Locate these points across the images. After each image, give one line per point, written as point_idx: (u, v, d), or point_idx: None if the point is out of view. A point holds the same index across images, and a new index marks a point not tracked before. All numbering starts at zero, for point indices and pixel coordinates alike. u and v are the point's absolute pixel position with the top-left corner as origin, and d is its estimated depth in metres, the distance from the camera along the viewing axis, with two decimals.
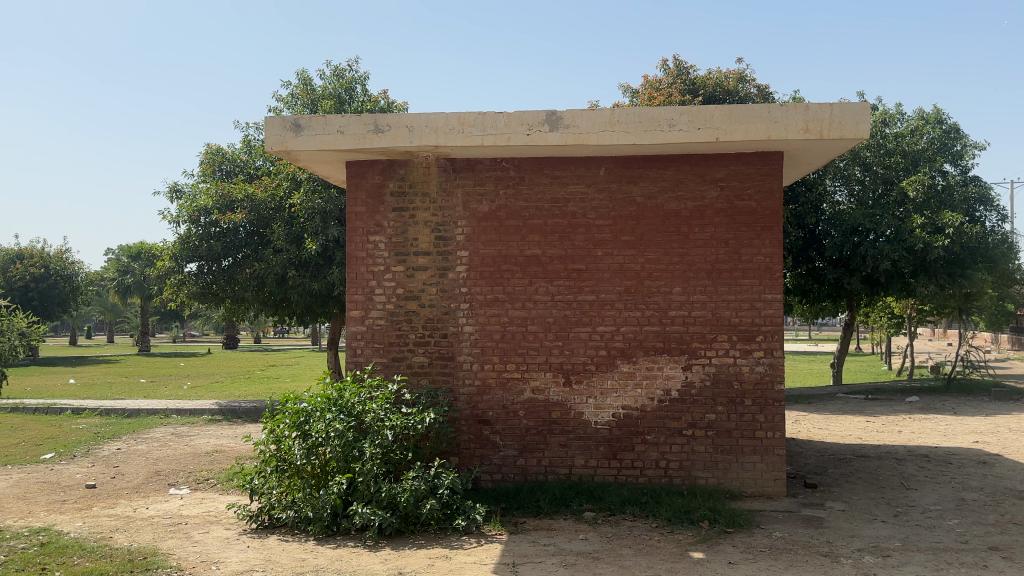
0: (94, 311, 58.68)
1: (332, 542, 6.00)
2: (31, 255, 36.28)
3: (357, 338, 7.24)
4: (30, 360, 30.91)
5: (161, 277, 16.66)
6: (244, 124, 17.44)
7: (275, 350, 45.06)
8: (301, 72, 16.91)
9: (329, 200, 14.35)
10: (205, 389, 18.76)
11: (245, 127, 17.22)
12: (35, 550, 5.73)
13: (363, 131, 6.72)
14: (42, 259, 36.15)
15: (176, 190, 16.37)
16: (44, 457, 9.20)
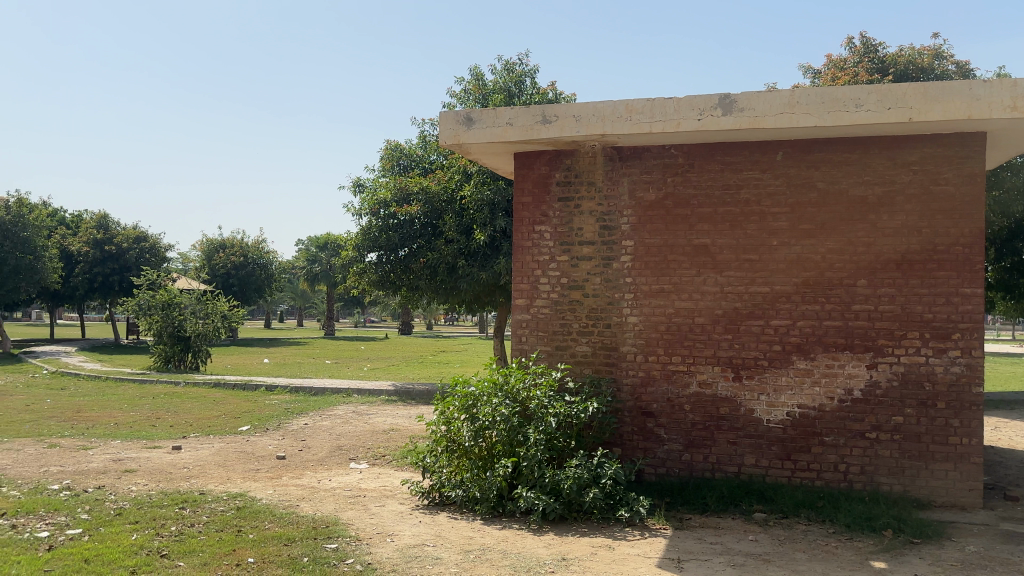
0: (286, 298, 63.67)
1: (498, 523, 6.15)
2: (232, 245, 39.96)
3: (522, 326, 7.38)
4: (230, 340, 34.13)
5: (345, 266, 17.84)
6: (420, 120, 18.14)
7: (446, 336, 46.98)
8: (473, 67, 17.38)
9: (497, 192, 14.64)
10: (383, 371, 19.88)
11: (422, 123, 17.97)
12: (233, 513, 6.32)
13: (531, 122, 6.82)
14: (240, 249, 39.66)
15: (358, 185, 17.39)
16: (242, 429, 10.09)
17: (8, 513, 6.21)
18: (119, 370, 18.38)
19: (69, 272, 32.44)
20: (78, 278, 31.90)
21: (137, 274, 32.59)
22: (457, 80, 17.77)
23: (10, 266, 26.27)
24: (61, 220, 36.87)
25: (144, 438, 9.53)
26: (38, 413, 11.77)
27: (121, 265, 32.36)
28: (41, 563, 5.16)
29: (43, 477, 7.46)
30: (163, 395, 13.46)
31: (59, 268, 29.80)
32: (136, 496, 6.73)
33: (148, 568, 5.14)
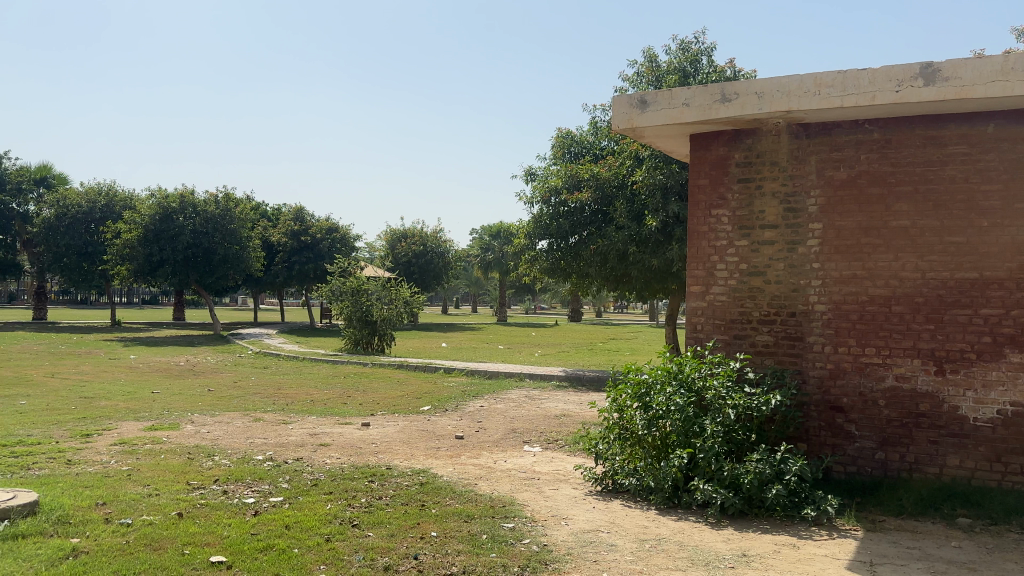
0: (461, 285, 66.13)
1: (674, 514, 6.03)
2: (413, 234, 42.07)
3: (698, 314, 7.18)
4: (411, 325, 35.98)
5: (517, 253, 18.25)
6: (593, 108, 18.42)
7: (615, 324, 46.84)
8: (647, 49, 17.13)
9: (671, 176, 14.20)
10: (553, 357, 20.15)
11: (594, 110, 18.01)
12: (416, 488, 6.64)
13: (709, 102, 6.60)
14: (420, 238, 41.58)
15: (530, 173, 17.69)
16: (424, 409, 10.60)
17: (221, 479, 6.89)
18: (315, 351, 19.88)
19: (270, 261, 35.50)
20: (278, 266, 34.86)
21: (329, 261, 34.91)
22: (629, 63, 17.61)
23: (220, 256, 29.30)
24: (263, 213, 40.40)
25: (336, 415, 10.25)
26: (246, 389, 13.00)
27: (314, 253, 34.92)
28: (248, 526, 5.68)
29: (250, 448, 8.21)
30: (352, 375, 14.43)
31: (262, 257, 32.69)
32: (330, 468, 7.23)
33: (341, 536, 5.51)
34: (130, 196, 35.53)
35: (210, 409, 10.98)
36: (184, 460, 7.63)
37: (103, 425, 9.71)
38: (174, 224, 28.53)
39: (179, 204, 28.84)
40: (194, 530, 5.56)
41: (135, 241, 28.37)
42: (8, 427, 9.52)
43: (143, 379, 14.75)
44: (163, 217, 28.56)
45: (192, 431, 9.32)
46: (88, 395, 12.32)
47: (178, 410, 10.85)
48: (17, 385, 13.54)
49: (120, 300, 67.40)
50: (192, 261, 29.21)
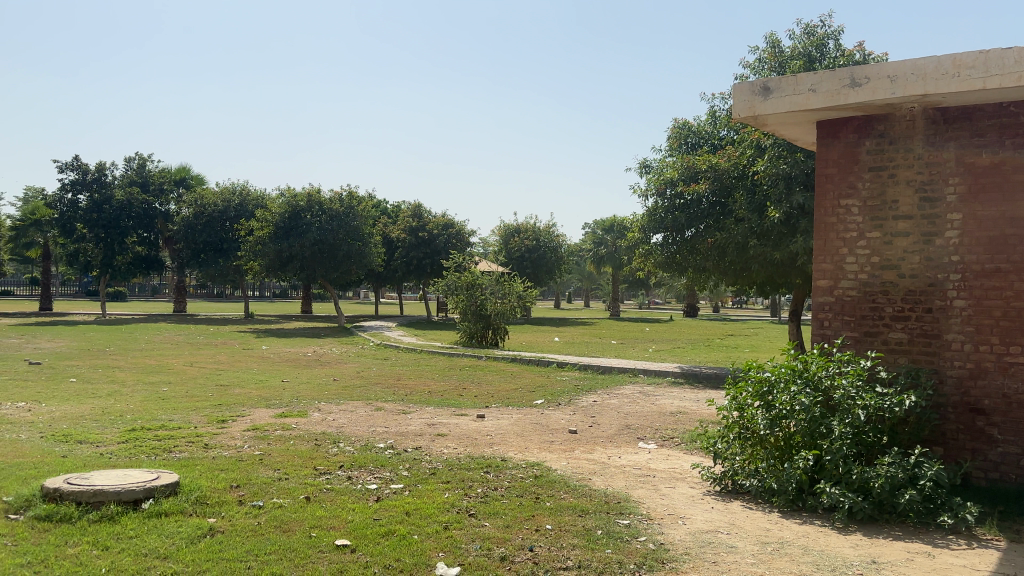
0: (574, 280, 66.10)
1: (798, 517, 5.79)
2: (526, 229, 42.39)
3: (824, 310, 6.87)
4: (524, 319, 36.29)
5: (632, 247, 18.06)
6: (711, 97, 17.98)
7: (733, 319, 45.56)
8: (769, 35, 16.53)
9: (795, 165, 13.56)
10: (668, 352, 19.83)
11: (712, 99, 17.59)
12: (531, 481, 6.67)
13: (837, 87, 6.28)
14: (534, 233, 41.86)
15: (645, 165, 17.47)
16: (537, 403, 10.66)
17: (345, 466, 7.16)
18: (431, 344, 20.45)
19: (389, 256, 36.72)
20: (397, 261, 36.03)
21: (445, 257, 35.77)
22: (751, 50, 17.05)
23: (344, 252, 30.33)
24: (383, 210, 41.86)
25: (452, 406, 10.47)
26: (367, 379, 13.49)
27: (432, 249, 35.75)
28: (370, 512, 5.87)
29: (372, 436, 8.50)
30: (467, 367, 14.71)
31: (382, 253, 33.82)
32: (447, 458, 7.38)
33: (459, 525, 5.60)
34: (261, 195, 37.54)
35: (335, 398, 11.45)
36: (311, 447, 7.98)
37: (237, 411, 10.30)
38: (302, 222, 30.01)
39: (306, 202, 30.39)
40: (320, 514, 5.80)
41: (265, 238, 30.36)
42: (154, 412, 10.25)
43: (272, 368, 15.56)
44: (292, 214, 30.22)
45: (317, 418, 9.74)
46: (224, 383, 13.12)
47: (305, 398, 11.37)
48: (162, 372, 14.59)
49: (253, 293, 71.46)
50: (318, 256, 30.30)
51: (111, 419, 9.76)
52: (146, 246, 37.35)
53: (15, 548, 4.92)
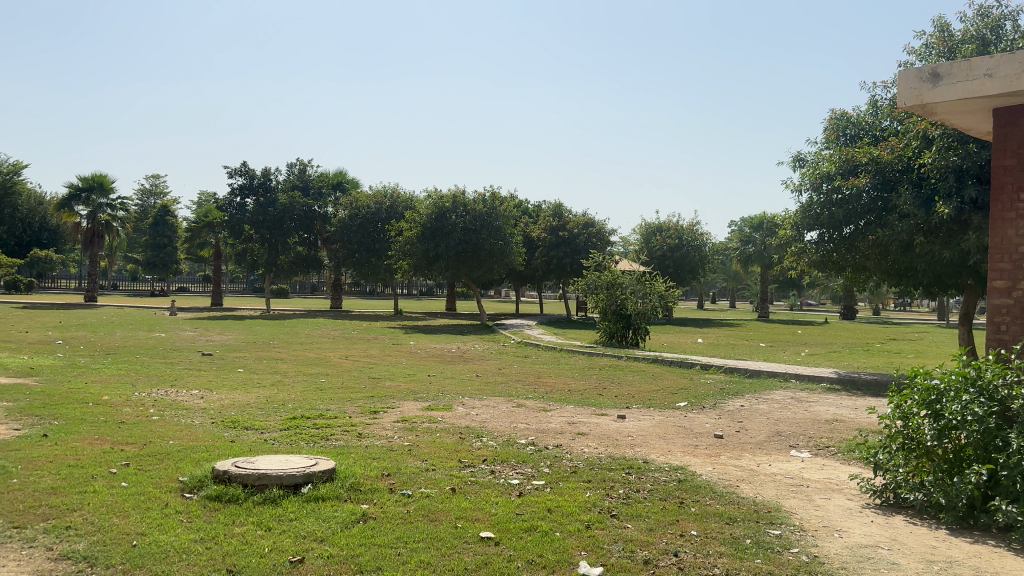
0: (719, 279, 64.33)
1: (969, 536, 5.40)
2: (669, 228, 41.72)
3: (1002, 313, 6.32)
4: (666, 319, 35.66)
5: (783, 245, 17.43)
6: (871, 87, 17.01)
7: (894, 322, 42.73)
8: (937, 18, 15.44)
9: (967, 156, 12.55)
10: (821, 357, 18.90)
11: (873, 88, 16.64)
12: (675, 485, 6.55)
13: (1019, 70, 5.76)
14: (677, 232, 41.15)
15: (799, 159, 16.73)
16: (681, 405, 10.47)
17: (488, 460, 7.33)
18: (571, 343, 20.55)
19: (530, 255, 37.25)
20: (538, 260, 36.52)
21: (586, 256, 35.74)
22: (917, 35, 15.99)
23: (486, 250, 31.00)
24: (525, 209, 42.52)
25: (594, 405, 10.48)
26: (510, 376, 13.75)
27: (572, 248, 35.85)
28: (513, 506, 5.98)
29: (514, 432, 8.65)
30: (608, 367, 14.65)
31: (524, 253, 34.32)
32: (589, 457, 7.40)
33: (601, 525, 5.59)
34: (410, 197, 39.14)
35: (478, 393, 11.74)
36: (456, 440, 8.23)
37: (387, 403, 10.79)
38: (447, 222, 31.01)
39: (452, 203, 31.38)
40: (465, 506, 5.96)
41: (413, 238, 31.71)
42: (312, 401, 10.92)
43: (420, 363, 16.17)
44: (438, 215, 31.31)
45: (462, 413, 10.03)
46: (375, 376, 13.79)
47: (450, 393, 11.74)
48: (319, 364, 15.53)
49: (401, 291, 74.55)
50: (463, 256, 31.14)
51: (274, 407, 10.50)
52: (307, 246, 39.82)
53: (191, 524, 5.37)
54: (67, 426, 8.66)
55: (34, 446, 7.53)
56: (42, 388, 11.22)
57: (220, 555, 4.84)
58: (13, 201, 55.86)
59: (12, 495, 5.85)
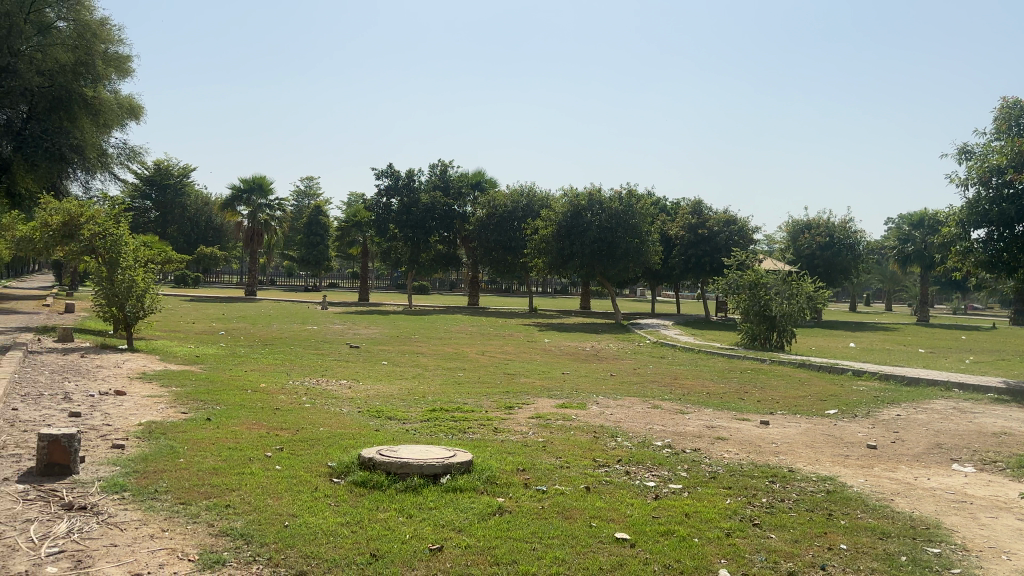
0: (874, 279, 60.63)
1: None
2: (818, 225, 39.88)
3: None
4: (814, 322, 34.00)
5: (947, 243, 16.15)
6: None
7: None
8: None
9: None
10: (991, 365, 17.40)
11: None
12: (823, 496, 6.23)
13: None
14: (826, 229, 39.19)
15: (965, 151, 15.50)
16: (829, 413, 9.95)
17: (624, 460, 7.26)
18: (711, 344, 20.01)
19: (668, 253, 36.59)
20: (676, 258, 35.85)
21: (727, 254, 34.68)
22: None
23: (622, 249, 30.71)
24: (662, 206, 41.80)
25: (734, 409, 10.15)
26: (645, 376, 13.57)
27: (713, 246, 34.90)
28: (650, 509, 5.89)
29: (650, 433, 8.52)
30: (751, 370, 14.15)
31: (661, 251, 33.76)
32: (730, 463, 7.17)
33: (742, 533, 5.41)
34: (547, 196, 39.44)
35: (613, 393, 11.66)
36: (591, 438, 8.20)
37: (523, 399, 10.93)
38: (583, 220, 31.00)
39: (588, 201, 31.38)
40: (601, 505, 5.94)
41: (549, 237, 31.94)
42: (451, 395, 11.24)
43: (555, 360, 16.27)
44: (574, 213, 31.34)
45: (597, 412, 9.99)
46: (511, 372, 14.00)
47: (585, 391, 11.72)
48: (457, 359, 15.96)
49: (537, 289, 75.38)
50: (598, 254, 31.01)
51: (415, 399, 10.89)
52: (446, 245, 40.84)
53: (338, 509, 5.65)
54: (230, 411, 9.36)
55: (200, 428, 8.19)
56: (207, 375, 12.18)
57: (363, 539, 5.05)
58: (182, 201, 61.76)
59: (181, 473, 6.38)
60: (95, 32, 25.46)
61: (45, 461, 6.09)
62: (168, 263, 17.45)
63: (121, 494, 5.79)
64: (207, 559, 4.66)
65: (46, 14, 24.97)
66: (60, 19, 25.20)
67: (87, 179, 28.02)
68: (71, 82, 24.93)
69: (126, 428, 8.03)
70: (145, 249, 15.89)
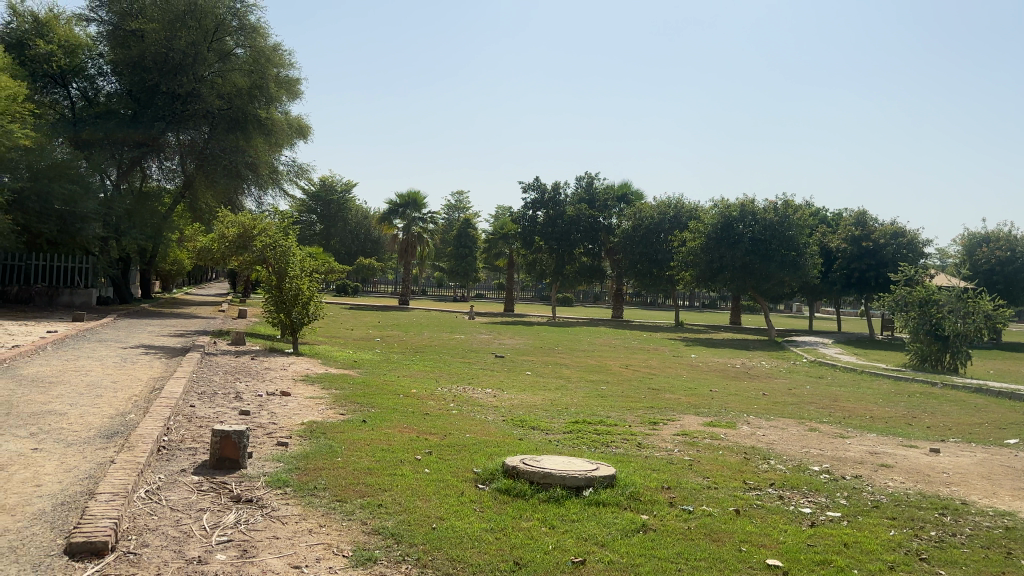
0: None
1: None
2: (997, 238, 36.69)
3: None
4: (993, 343, 31.16)
5: None
6: None
7: None
8: None
9: None
10: None
11: None
12: (1000, 533, 5.70)
13: None
14: (1008, 242, 35.95)
15: None
16: (1009, 443, 9.09)
17: (776, 484, 6.97)
18: (874, 365, 18.81)
19: (827, 268, 34.80)
20: (837, 272, 34.09)
21: (893, 269, 32.46)
22: None
23: (777, 262, 29.49)
24: (821, 218, 39.84)
25: (900, 436, 9.47)
26: (800, 397, 12.95)
27: (876, 260, 32.81)
28: (804, 536, 5.62)
29: (804, 457, 8.13)
30: (918, 394, 13.17)
31: (819, 264, 32.17)
32: (892, 492, 6.72)
33: (907, 567, 5.05)
34: (696, 207, 38.71)
35: (764, 412, 11.20)
36: (740, 459, 7.94)
37: (668, 415, 10.74)
38: (735, 232, 30.14)
39: (740, 212, 30.49)
40: (750, 529, 5.74)
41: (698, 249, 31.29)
42: (594, 407, 11.23)
43: (702, 376, 15.87)
44: (724, 225, 30.53)
45: (747, 432, 9.65)
46: (655, 387, 13.78)
47: (734, 410, 11.35)
48: (600, 372, 15.92)
49: (683, 304, 73.84)
50: (750, 268, 30.01)
51: (558, 410, 10.96)
52: (592, 257, 40.63)
53: (483, 514, 5.80)
54: (383, 414, 9.83)
55: (356, 430, 8.67)
56: (362, 379, 12.86)
57: (507, 547, 5.16)
58: (343, 215, 65.61)
59: (338, 471, 6.77)
60: (268, 57, 27.52)
61: (218, 455, 6.64)
62: (330, 273, 18.56)
63: (283, 489, 6.23)
64: (360, 556, 4.91)
65: (226, 42, 27.18)
66: (238, 46, 27.39)
67: (260, 195, 30.36)
68: (247, 104, 27.14)
69: (290, 427, 8.62)
70: (310, 261, 17.00)
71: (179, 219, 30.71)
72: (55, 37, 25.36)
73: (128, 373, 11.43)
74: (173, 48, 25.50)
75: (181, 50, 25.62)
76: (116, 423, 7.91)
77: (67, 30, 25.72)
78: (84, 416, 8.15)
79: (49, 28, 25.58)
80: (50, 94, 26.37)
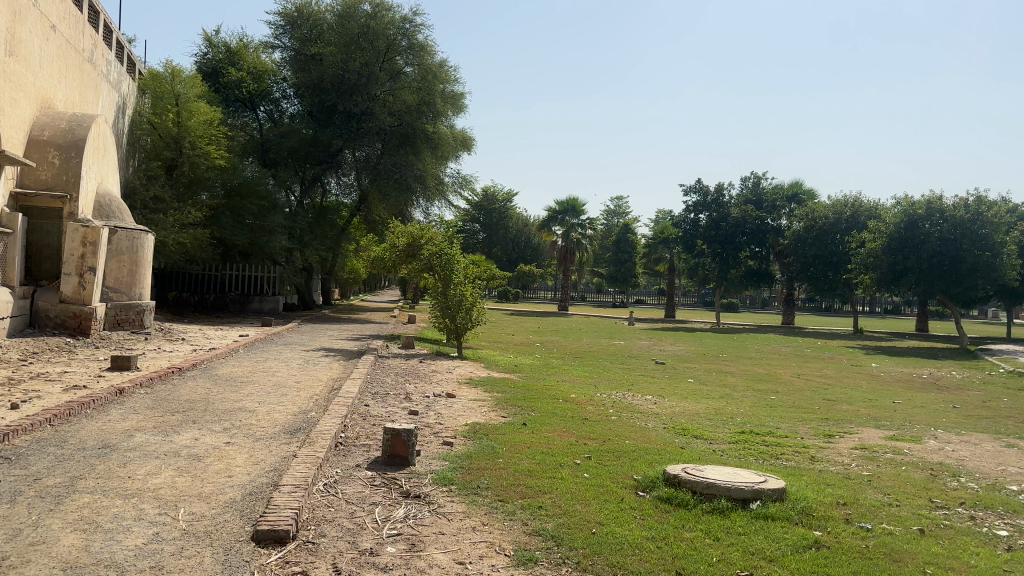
0: None
1: None
2: None
3: None
4: None
5: None
6: None
7: None
8: None
9: None
10: None
11: None
12: None
13: None
14: None
15: None
16: None
17: (967, 503, 6.37)
18: None
19: None
20: None
21: None
22: None
23: (969, 264, 26.90)
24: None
25: None
26: (999, 410, 11.69)
27: None
28: (999, 560, 5.11)
29: (1001, 475, 7.37)
30: None
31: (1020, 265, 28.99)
32: None
33: None
34: (876, 205, 36.17)
35: (955, 427, 10.25)
36: (925, 476, 7.33)
37: (845, 428, 10.09)
38: (920, 231, 27.83)
39: (926, 210, 28.13)
40: (937, 550, 5.28)
41: (880, 250, 29.29)
42: (762, 418, 10.74)
43: (884, 387, 14.73)
44: (908, 224, 28.33)
45: (934, 447, 8.89)
46: (830, 398, 12.95)
47: (919, 424, 10.46)
48: (769, 381, 15.18)
49: (862, 310, 68.76)
50: (938, 271, 27.69)
51: (723, 419, 10.60)
52: (758, 260, 39.18)
53: (643, 522, 5.72)
54: (542, 418, 9.99)
55: (518, 432, 8.85)
56: (524, 383, 13.09)
57: (669, 557, 5.06)
58: (506, 223, 67.08)
59: (500, 472, 6.96)
60: (435, 74, 28.86)
61: (389, 452, 7.03)
62: (493, 279, 19.04)
63: (449, 487, 6.47)
64: (521, 556, 5.00)
65: (396, 61, 28.75)
66: (407, 65, 28.85)
67: (427, 207, 31.81)
68: (416, 120, 28.56)
69: (455, 428, 8.96)
70: (474, 268, 17.63)
71: (355, 231, 32.68)
72: (245, 65, 28.05)
73: (310, 374, 12.33)
74: (349, 70, 27.42)
75: (356, 71, 27.51)
76: (299, 421, 8.56)
77: (255, 57, 28.27)
78: (272, 413, 8.90)
79: (239, 56, 28.31)
80: (241, 117, 29.03)
